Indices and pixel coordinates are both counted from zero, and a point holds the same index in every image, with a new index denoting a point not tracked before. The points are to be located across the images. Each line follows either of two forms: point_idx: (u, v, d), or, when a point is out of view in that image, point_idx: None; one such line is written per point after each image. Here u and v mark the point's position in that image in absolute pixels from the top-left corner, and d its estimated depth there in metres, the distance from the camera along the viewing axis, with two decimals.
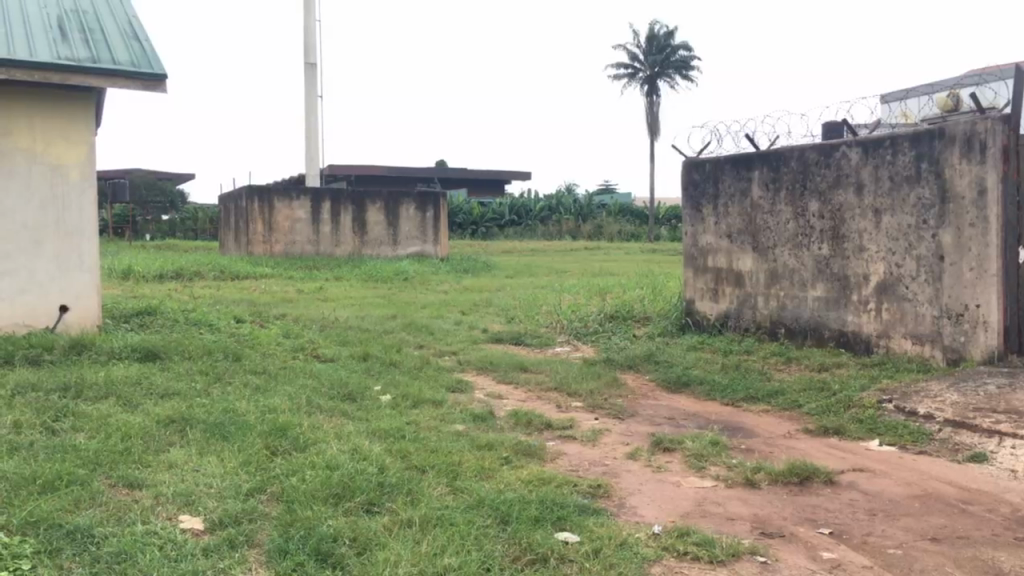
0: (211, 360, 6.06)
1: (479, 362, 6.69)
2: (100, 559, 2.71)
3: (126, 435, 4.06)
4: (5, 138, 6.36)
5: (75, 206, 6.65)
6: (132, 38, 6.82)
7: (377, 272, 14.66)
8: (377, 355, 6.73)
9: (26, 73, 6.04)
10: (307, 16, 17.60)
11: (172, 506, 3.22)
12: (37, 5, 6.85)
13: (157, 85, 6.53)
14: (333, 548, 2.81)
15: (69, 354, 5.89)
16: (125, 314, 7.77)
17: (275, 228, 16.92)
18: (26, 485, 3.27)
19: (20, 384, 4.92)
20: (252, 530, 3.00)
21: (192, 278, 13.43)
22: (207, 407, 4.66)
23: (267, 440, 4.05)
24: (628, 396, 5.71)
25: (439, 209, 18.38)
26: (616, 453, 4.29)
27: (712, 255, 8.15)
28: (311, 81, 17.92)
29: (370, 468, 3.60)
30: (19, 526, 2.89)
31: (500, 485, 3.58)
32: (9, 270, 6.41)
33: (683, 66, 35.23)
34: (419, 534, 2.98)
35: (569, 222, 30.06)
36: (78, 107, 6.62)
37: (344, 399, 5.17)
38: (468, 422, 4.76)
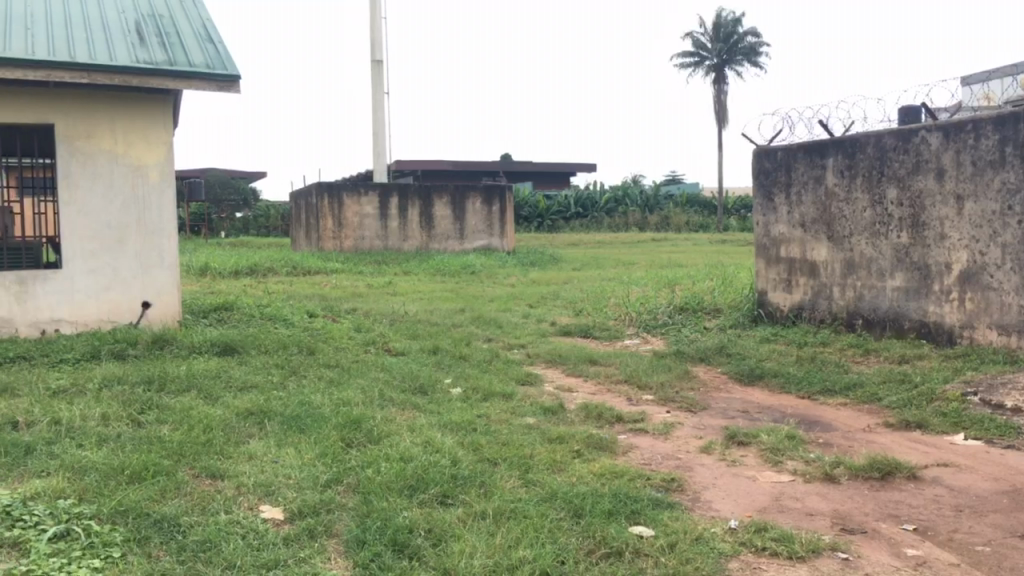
0: (285, 354, 6.19)
1: (548, 355, 6.69)
2: (186, 547, 2.80)
3: (208, 427, 4.18)
4: (89, 140, 6.58)
5: (156, 206, 6.87)
6: (207, 40, 7.00)
7: (444, 266, 14.77)
8: (446, 348, 6.78)
9: (106, 77, 6.25)
10: (373, 13, 17.80)
11: (253, 496, 3.30)
12: (116, 13, 7.07)
13: (231, 86, 6.69)
14: (409, 540, 2.85)
15: (152, 348, 6.08)
16: (203, 309, 8.00)
17: (344, 223, 17.21)
18: (115, 476, 3.40)
19: (107, 378, 5.11)
20: (330, 520, 3.06)
21: (265, 273, 13.74)
22: (285, 400, 4.76)
23: (342, 432, 4.12)
24: (700, 389, 5.64)
25: (505, 202, 18.44)
26: (689, 447, 4.24)
27: (785, 245, 7.99)
28: (378, 78, 18.11)
29: (443, 460, 3.64)
30: (108, 515, 3.00)
31: (574, 477, 3.58)
32: (95, 268, 6.64)
33: (752, 53, 34.51)
34: (494, 526, 3.00)
35: (635, 214, 29.79)
36: (157, 109, 6.83)
37: (415, 393, 5.23)
38: (539, 414, 4.77)
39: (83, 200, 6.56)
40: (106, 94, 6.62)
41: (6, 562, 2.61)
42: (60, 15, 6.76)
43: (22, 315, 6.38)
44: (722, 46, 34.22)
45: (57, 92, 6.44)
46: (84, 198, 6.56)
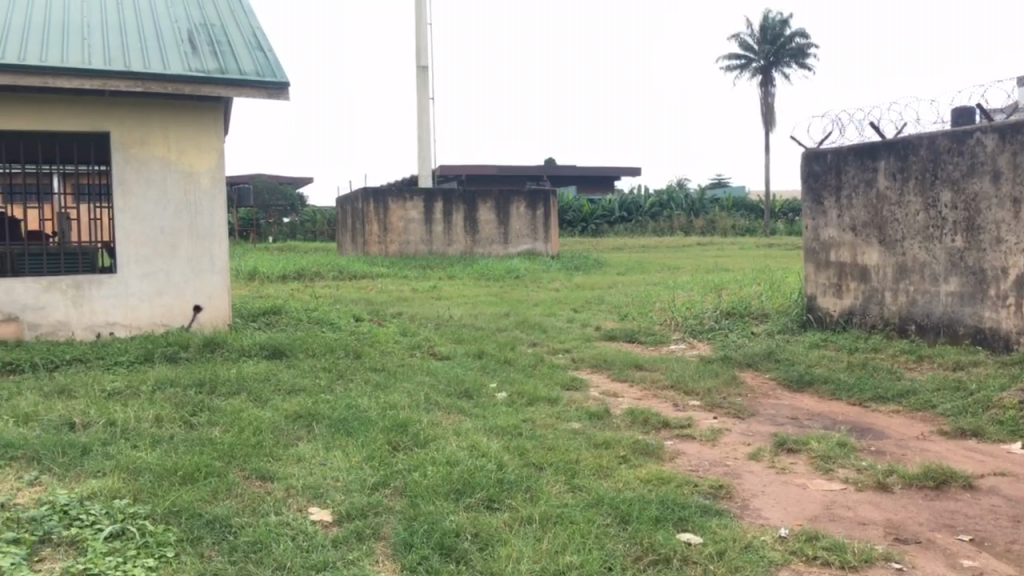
0: (332, 358, 6.26)
1: (593, 360, 6.66)
2: (238, 548, 2.84)
3: (258, 429, 4.25)
4: (143, 147, 6.73)
5: (207, 211, 7.00)
6: (257, 48, 7.13)
7: (488, 270, 14.81)
8: (491, 353, 6.80)
9: (160, 86, 6.39)
10: (419, 19, 17.95)
11: (302, 498, 3.34)
12: (169, 22, 7.23)
13: (280, 94, 6.79)
14: (456, 543, 2.86)
15: (203, 352, 6.19)
16: (252, 313, 8.13)
17: (390, 228, 17.37)
18: (168, 477, 3.47)
19: (160, 381, 5.21)
20: (378, 523, 3.08)
21: (312, 278, 13.91)
22: (332, 403, 4.81)
23: (388, 436, 4.15)
24: (748, 394, 5.57)
25: (549, 206, 18.42)
26: (738, 454, 4.19)
27: (835, 249, 7.86)
28: (423, 83, 18.24)
29: (489, 465, 3.65)
30: (162, 515, 3.06)
31: (620, 483, 3.56)
32: (148, 272, 6.79)
33: (800, 54, 34.00)
34: (540, 531, 3.00)
35: (680, 217, 29.56)
36: (209, 116, 6.96)
37: (460, 397, 5.25)
38: (585, 419, 4.75)
39: (137, 206, 6.71)
40: (160, 102, 6.76)
41: (64, 560, 2.68)
42: (116, 26, 6.94)
43: (78, 319, 6.55)
44: (770, 48, 33.81)
45: (112, 100, 6.60)
46: (138, 204, 6.71)
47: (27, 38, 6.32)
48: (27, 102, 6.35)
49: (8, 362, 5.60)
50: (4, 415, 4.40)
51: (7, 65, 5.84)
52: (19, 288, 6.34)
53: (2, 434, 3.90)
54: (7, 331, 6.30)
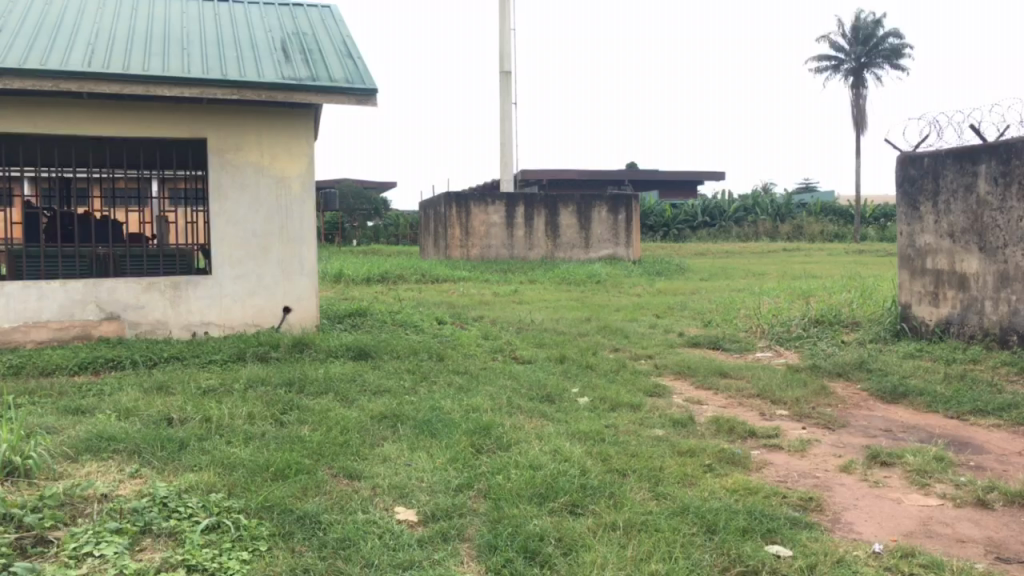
0: (416, 360, 6.35)
1: (676, 366, 6.58)
2: (327, 544, 2.91)
3: (345, 429, 4.34)
4: (237, 152, 6.95)
5: (297, 214, 7.17)
6: (347, 56, 7.28)
7: (569, 275, 14.79)
8: (573, 357, 6.78)
9: (255, 93, 6.56)
10: (503, 25, 18.05)
11: (388, 497, 3.40)
12: (264, 32, 7.47)
13: (369, 100, 6.87)
14: (540, 547, 2.87)
15: (293, 352, 6.36)
16: (339, 314, 8.31)
17: (472, 232, 17.55)
18: (260, 473, 3.57)
19: (251, 379, 5.38)
20: (463, 525, 3.11)
21: (395, 281, 14.14)
22: (416, 405, 4.89)
23: (472, 438, 4.19)
24: (838, 405, 5.42)
25: (632, 210, 18.25)
26: (828, 465, 4.09)
27: (932, 256, 7.58)
28: (506, 88, 18.35)
29: (572, 470, 3.64)
30: (256, 510, 3.16)
31: (705, 492, 3.51)
32: (241, 274, 7.01)
33: (895, 54, 32.93)
34: (625, 538, 2.98)
35: (765, 222, 28.93)
36: (301, 122, 7.13)
37: (543, 400, 5.27)
38: (668, 427, 4.70)
39: (231, 209, 6.94)
40: (254, 109, 6.97)
41: (164, 550, 2.79)
42: (214, 36, 7.21)
43: (175, 318, 6.81)
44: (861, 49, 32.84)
45: (209, 108, 6.85)
46: (232, 207, 6.94)
47: (131, 49, 6.62)
48: (129, 109, 6.65)
49: (111, 359, 5.86)
50: (108, 408, 4.61)
51: (112, 74, 6.11)
52: (120, 288, 6.64)
53: (105, 428, 4.08)
54: (109, 329, 6.60)
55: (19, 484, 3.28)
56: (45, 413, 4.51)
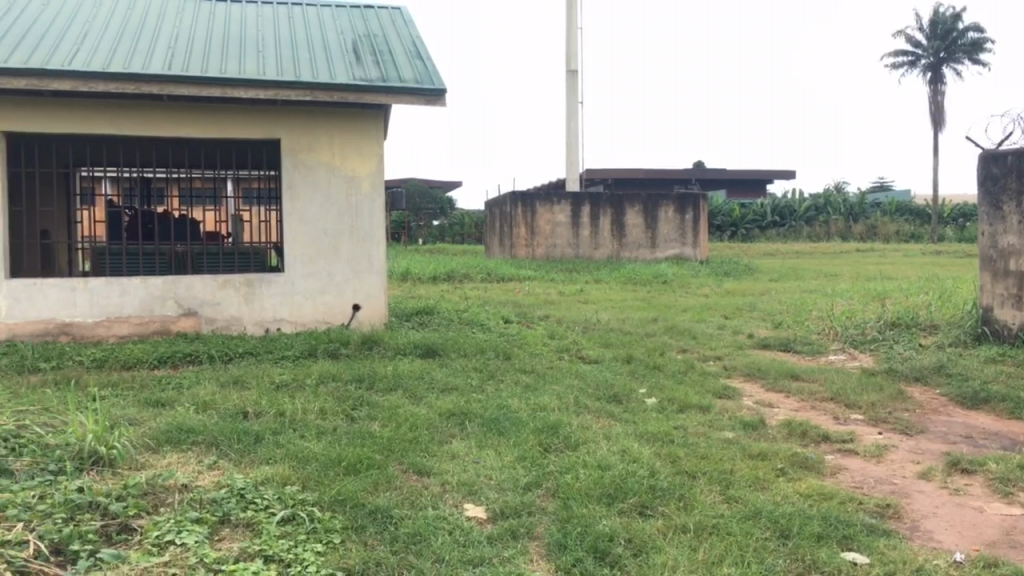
0: (484, 358, 6.39)
1: (746, 368, 6.48)
2: (398, 538, 2.94)
3: (414, 426, 4.39)
4: (309, 153, 7.08)
5: (366, 214, 7.26)
6: (417, 57, 7.35)
7: (635, 275, 14.68)
8: (640, 358, 6.74)
9: (327, 94, 6.65)
10: (570, 23, 18.01)
11: (457, 494, 3.42)
12: (336, 35, 7.61)
13: (438, 100, 6.90)
14: (610, 547, 2.86)
15: (362, 349, 6.46)
16: (407, 312, 8.41)
17: (537, 231, 17.60)
18: (333, 467, 3.64)
19: (323, 375, 5.48)
20: (532, 523, 3.11)
21: (461, 279, 14.24)
22: (484, 403, 4.92)
23: (540, 437, 4.20)
24: (915, 410, 5.27)
25: (699, 210, 18.04)
26: (906, 472, 3.98)
27: (1015, 257, 7.29)
28: (573, 87, 18.30)
29: (641, 471, 3.62)
30: (329, 503, 3.22)
31: (778, 497, 3.45)
32: (313, 272, 7.15)
33: (975, 49, 31.88)
34: (696, 541, 2.95)
35: (838, 222, 28.26)
36: (371, 123, 7.23)
37: (610, 400, 5.24)
38: (738, 429, 4.63)
39: (304, 210, 7.08)
40: (326, 109, 7.10)
41: (241, 540, 2.86)
42: (287, 39, 7.37)
43: (250, 314, 6.98)
44: (940, 44, 31.85)
45: (283, 109, 7.00)
46: (304, 207, 7.08)
47: (208, 52, 6.81)
48: (206, 111, 6.84)
49: (188, 353, 6.04)
50: (186, 402, 4.75)
51: (191, 77, 6.29)
52: (197, 285, 6.84)
53: (185, 420, 4.20)
54: (186, 324, 6.80)
55: (104, 472, 3.40)
56: (127, 405, 4.67)
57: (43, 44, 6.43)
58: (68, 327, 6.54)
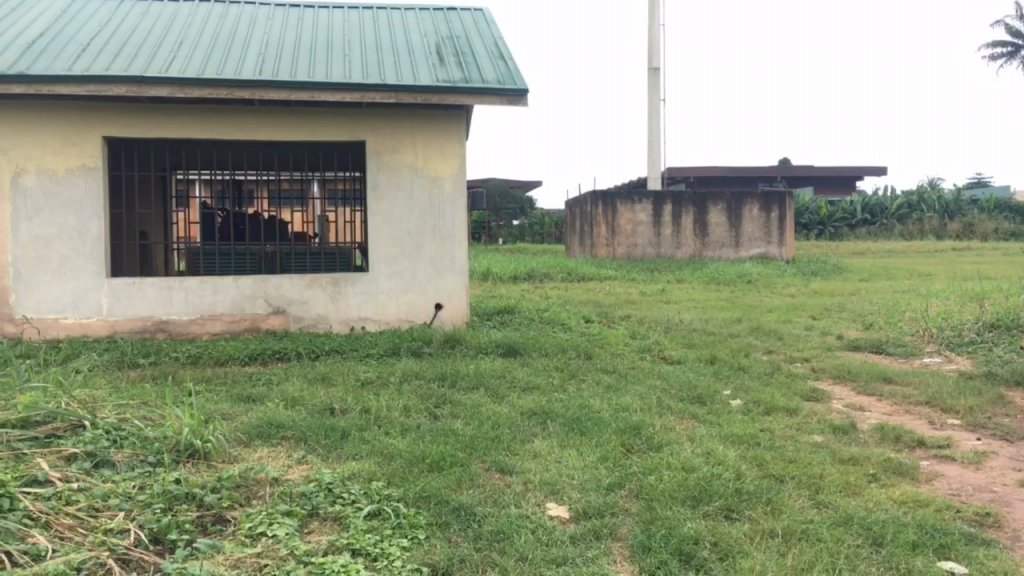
0: (565, 357, 6.38)
1: (835, 370, 6.30)
2: (482, 536, 2.96)
3: (496, 424, 4.42)
4: (393, 154, 7.20)
5: (449, 214, 7.33)
6: (498, 58, 7.39)
7: (719, 274, 14.45)
8: (724, 358, 6.62)
9: (411, 96, 6.73)
10: (652, 20, 17.80)
11: (540, 493, 3.43)
12: (419, 37, 7.71)
13: (520, 100, 6.91)
14: (695, 551, 2.82)
15: (445, 347, 6.53)
16: (488, 312, 8.47)
17: (618, 231, 17.42)
18: (417, 464, 3.69)
19: (406, 373, 5.56)
20: (614, 524, 3.09)
21: (542, 279, 14.26)
22: (565, 403, 4.91)
23: (622, 437, 4.17)
24: (1017, 415, 5.04)
25: (785, 208, 17.65)
26: (1007, 480, 3.80)
27: None
28: (655, 84, 18.10)
29: (726, 474, 3.56)
30: (414, 499, 3.26)
31: (870, 503, 3.34)
32: (396, 272, 7.25)
33: None
34: (784, 546, 2.88)
35: (932, 220, 27.25)
36: (453, 124, 7.29)
37: (693, 402, 5.17)
38: (828, 433, 4.51)
39: (389, 210, 7.20)
40: (409, 111, 7.20)
41: (329, 533, 2.93)
42: (372, 42, 7.50)
43: (335, 313, 7.13)
44: None
45: (368, 111, 7.13)
46: (388, 207, 7.20)
47: (297, 57, 6.98)
48: (295, 115, 7.01)
49: (277, 351, 6.20)
50: (276, 397, 4.88)
51: (280, 81, 6.46)
52: (286, 284, 7.02)
53: (275, 416, 4.32)
54: (276, 322, 6.99)
55: (199, 465, 3.53)
56: (220, 400, 4.82)
57: (142, 52, 6.71)
58: (165, 325, 6.80)
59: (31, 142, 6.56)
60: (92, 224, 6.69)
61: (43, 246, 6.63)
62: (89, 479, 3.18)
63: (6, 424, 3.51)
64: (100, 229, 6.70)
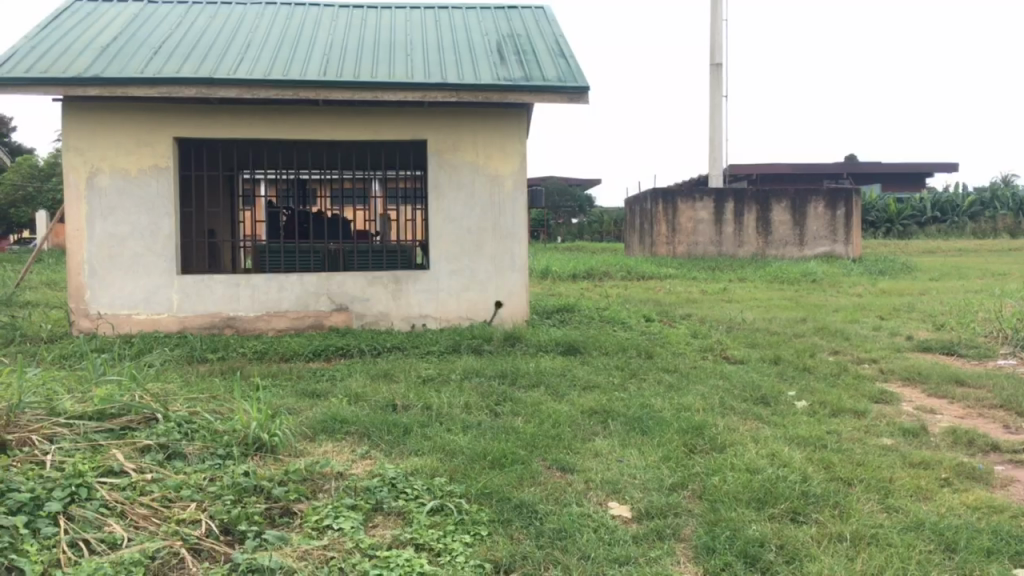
0: (625, 356, 6.34)
1: (904, 372, 6.14)
2: (544, 533, 2.96)
3: (556, 422, 4.41)
4: (454, 153, 7.24)
5: (509, 212, 7.35)
6: (559, 55, 7.37)
7: (782, 273, 14.20)
8: (789, 359, 6.51)
9: (472, 95, 6.75)
10: (714, 15, 17.56)
11: (601, 492, 3.41)
12: (481, 36, 7.74)
13: (580, 97, 6.88)
14: (761, 553, 2.78)
15: (505, 345, 6.55)
16: (548, 310, 8.46)
17: (678, 229, 17.27)
18: (478, 460, 3.71)
19: (467, 370, 5.59)
20: (678, 524, 3.06)
21: (601, 277, 14.20)
22: (626, 401, 4.88)
23: (684, 437, 4.13)
24: None
25: (852, 206, 17.20)
26: None
27: None
28: (717, 80, 17.85)
29: (792, 475, 3.49)
30: (477, 496, 3.28)
31: (942, 508, 3.25)
32: (457, 270, 7.30)
33: None
34: (853, 551, 2.82)
35: (1006, 218, 26.34)
36: (514, 123, 7.30)
37: (757, 402, 5.09)
38: (897, 436, 4.39)
39: (449, 208, 7.25)
40: (470, 110, 7.23)
41: (393, 528, 2.96)
42: (435, 42, 7.56)
43: (397, 310, 7.21)
44: None
45: (430, 110, 7.18)
46: (449, 206, 7.25)
47: (360, 57, 7.07)
48: (357, 114, 7.10)
49: (340, 347, 6.29)
50: (340, 393, 4.96)
51: (344, 82, 6.54)
52: (349, 282, 7.13)
53: (339, 411, 4.39)
54: (339, 319, 7.10)
55: (266, 458, 3.60)
56: (286, 395, 4.92)
57: (210, 55, 6.87)
58: (232, 321, 6.95)
59: (105, 144, 6.77)
60: (163, 223, 6.87)
61: (117, 244, 6.84)
62: (162, 470, 3.27)
63: (84, 416, 3.63)
64: (170, 227, 6.89)
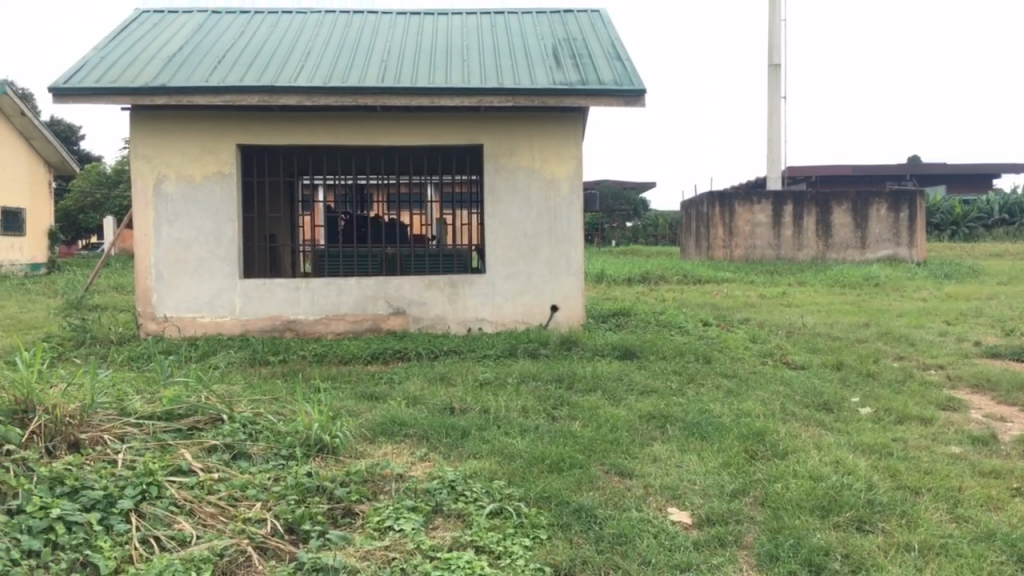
0: (683, 361, 6.29)
1: (973, 379, 5.96)
2: (604, 537, 2.95)
3: (614, 427, 4.39)
4: (510, 157, 7.27)
5: (565, 215, 7.34)
6: (616, 58, 7.35)
7: (843, 277, 13.93)
8: (851, 364, 6.38)
9: (528, 99, 6.77)
10: (772, 15, 17.30)
11: (661, 497, 3.39)
12: (537, 40, 7.76)
13: (637, 100, 6.85)
14: (826, 562, 2.73)
15: (561, 349, 6.54)
16: (604, 314, 8.43)
17: (735, 232, 17.06)
18: (537, 464, 3.71)
19: (523, 374, 5.60)
20: (740, 531, 3.02)
21: (657, 281, 14.10)
22: (685, 406, 4.84)
23: (745, 443, 4.07)
24: None
25: (916, 208, 16.77)
26: None
27: None
28: (775, 81, 17.59)
29: (857, 483, 3.42)
30: (536, 500, 3.28)
31: (1014, 518, 3.15)
32: (513, 273, 7.31)
33: None
34: (921, 561, 2.75)
35: None
36: (570, 126, 7.29)
37: (819, 408, 5.00)
38: (966, 444, 4.27)
39: (505, 212, 7.28)
40: (527, 114, 7.25)
41: (453, 530, 2.98)
42: (491, 47, 7.60)
43: (454, 314, 7.26)
44: None
45: (486, 115, 7.22)
46: (505, 210, 7.27)
47: (417, 63, 7.14)
48: (414, 120, 7.17)
49: (398, 350, 6.36)
50: (398, 396, 5.01)
51: (401, 88, 6.61)
52: (406, 285, 7.20)
53: (398, 413, 4.44)
54: (396, 323, 7.17)
55: (328, 460, 3.65)
56: (346, 397, 4.99)
57: (272, 63, 7.00)
58: (293, 324, 7.08)
59: (171, 151, 6.95)
60: (226, 228, 7.03)
61: (182, 249, 7.01)
62: (228, 469, 3.34)
63: (153, 416, 3.73)
64: (234, 232, 7.04)
